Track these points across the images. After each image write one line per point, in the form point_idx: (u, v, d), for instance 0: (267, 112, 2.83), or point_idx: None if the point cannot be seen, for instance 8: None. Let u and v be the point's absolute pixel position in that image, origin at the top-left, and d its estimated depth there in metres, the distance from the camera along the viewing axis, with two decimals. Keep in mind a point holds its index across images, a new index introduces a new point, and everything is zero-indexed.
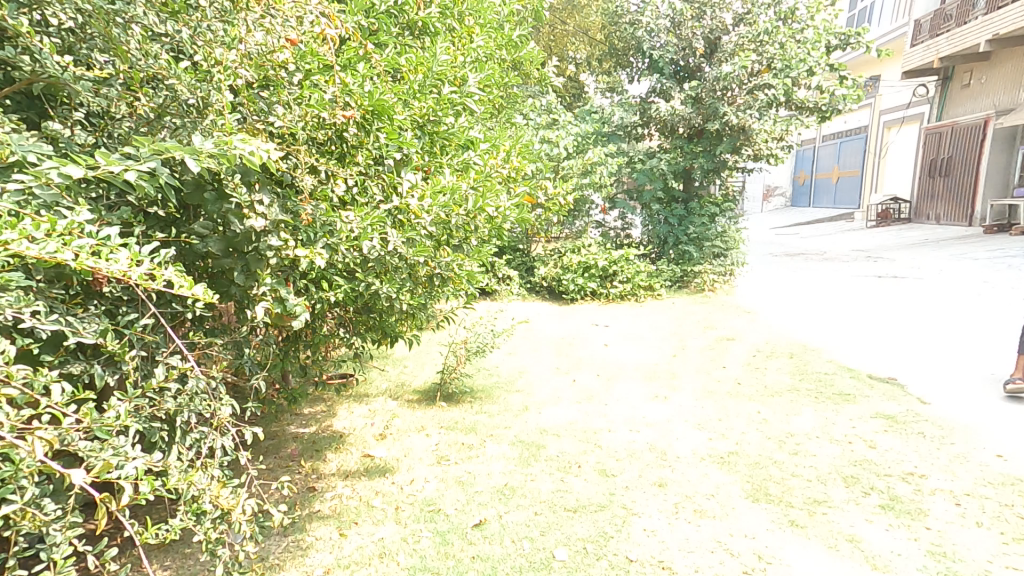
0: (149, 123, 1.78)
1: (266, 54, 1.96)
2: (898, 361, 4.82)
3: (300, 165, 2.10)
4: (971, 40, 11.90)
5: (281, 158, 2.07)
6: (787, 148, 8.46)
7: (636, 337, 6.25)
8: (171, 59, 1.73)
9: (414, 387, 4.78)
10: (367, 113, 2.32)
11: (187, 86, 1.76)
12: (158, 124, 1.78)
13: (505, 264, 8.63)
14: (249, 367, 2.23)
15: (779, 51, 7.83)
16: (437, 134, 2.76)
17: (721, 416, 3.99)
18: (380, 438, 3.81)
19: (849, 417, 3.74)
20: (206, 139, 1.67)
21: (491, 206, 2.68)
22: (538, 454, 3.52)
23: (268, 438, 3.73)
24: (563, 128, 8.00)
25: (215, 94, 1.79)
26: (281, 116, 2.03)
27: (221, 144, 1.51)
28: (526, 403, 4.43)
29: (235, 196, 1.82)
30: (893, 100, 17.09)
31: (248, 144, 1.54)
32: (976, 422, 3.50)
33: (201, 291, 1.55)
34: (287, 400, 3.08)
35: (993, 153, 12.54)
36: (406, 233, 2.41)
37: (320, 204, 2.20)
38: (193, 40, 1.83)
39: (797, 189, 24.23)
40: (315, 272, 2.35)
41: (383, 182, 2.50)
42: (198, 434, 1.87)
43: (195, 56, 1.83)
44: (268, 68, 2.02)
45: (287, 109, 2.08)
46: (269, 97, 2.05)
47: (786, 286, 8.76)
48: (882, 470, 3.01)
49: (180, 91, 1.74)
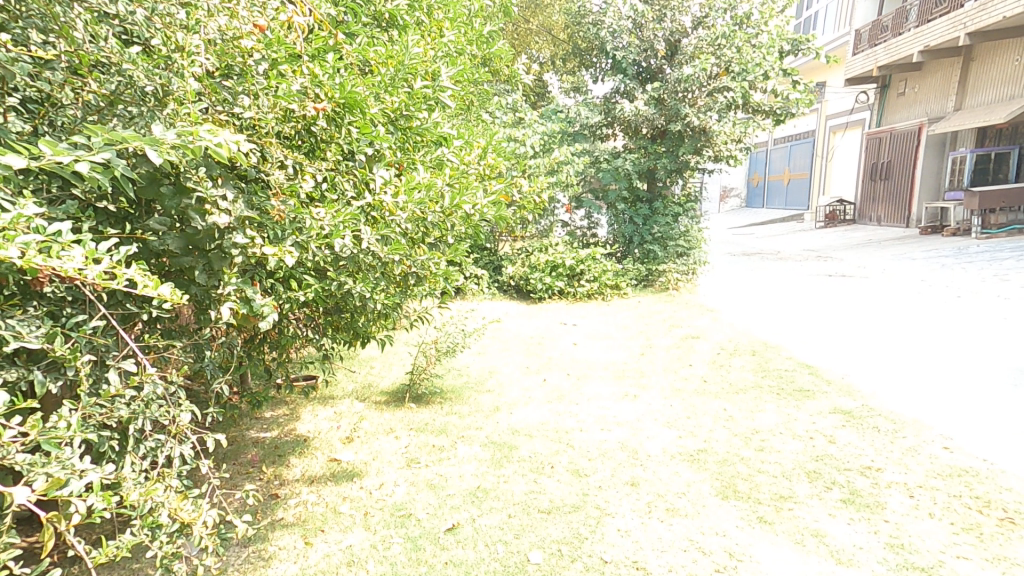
0: (99, 111, 1.64)
1: (233, 41, 1.87)
2: (849, 357, 5.04)
3: (269, 159, 2.01)
4: (904, 51, 12.55)
5: (249, 152, 1.97)
6: (745, 150, 8.68)
7: (604, 336, 6.31)
8: (123, 42, 1.60)
9: (382, 388, 4.68)
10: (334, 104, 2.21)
11: (144, 72, 1.63)
12: (110, 112, 1.64)
13: (473, 263, 8.57)
14: (211, 371, 2.10)
15: (736, 55, 8.03)
16: (409, 129, 2.71)
17: (689, 414, 4.07)
18: (347, 441, 3.70)
19: (809, 413, 3.87)
20: (165, 129, 1.54)
21: (468, 203, 2.62)
22: (510, 456, 3.50)
23: (227, 445, 3.56)
24: (529, 127, 8.03)
25: (177, 82, 1.67)
26: (250, 108, 1.93)
27: (186, 132, 1.40)
28: (497, 403, 4.40)
29: (199, 190, 1.73)
30: (838, 106, 17.85)
31: (216, 135, 1.42)
32: (923, 415, 3.68)
33: (168, 292, 1.44)
34: (250, 405, 2.94)
35: (927, 159, 13.27)
36: (380, 231, 2.37)
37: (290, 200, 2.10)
38: (150, 21, 1.70)
39: (752, 191, 25.06)
40: (286, 270, 2.27)
41: (355, 178, 2.42)
42: (154, 443, 1.74)
43: (151, 40, 1.70)
44: (234, 55, 1.92)
45: (254, 100, 1.97)
46: (234, 86, 1.93)
47: (746, 284, 9.02)
48: (842, 464, 3.12)
49: (136, 78, 1.62)
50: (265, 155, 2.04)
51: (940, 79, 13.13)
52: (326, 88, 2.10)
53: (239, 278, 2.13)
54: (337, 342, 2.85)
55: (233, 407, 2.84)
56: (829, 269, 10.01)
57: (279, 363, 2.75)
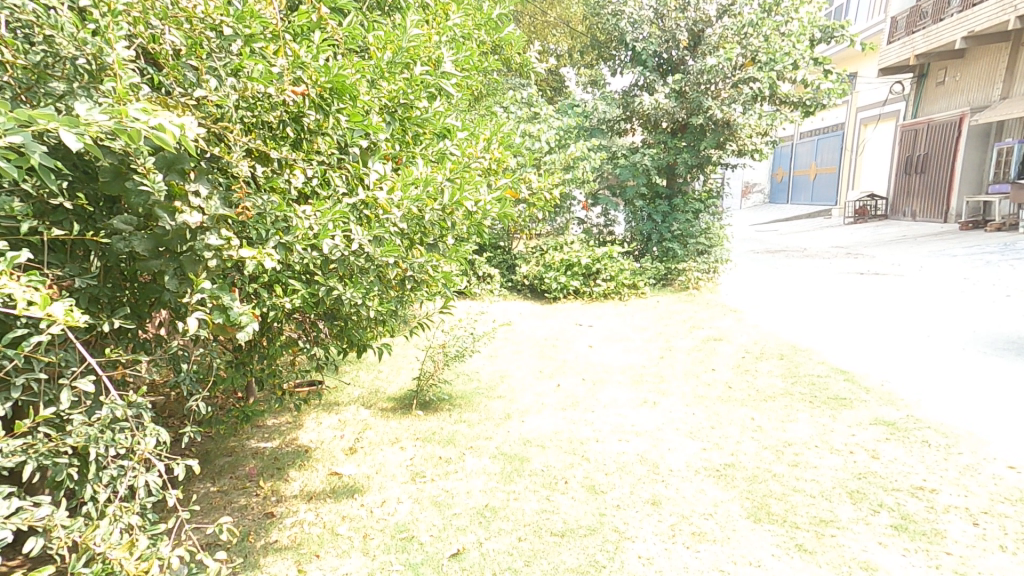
0: (30, 89, 1.44)
1: (184, 9, 1.68)
2: (886, 362, 4.73)
3: (235, 148, 1.79)
4: (945, 38, 12.00)
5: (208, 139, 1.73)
6: (771, 144, 8.31)
7: (621, 337, 6.04)
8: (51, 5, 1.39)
9: (389, 394, 4.49)
10: (319, 90, 2.00)
11: (71, 41, 1.42)
12: (40, 91, 1.43)
13: (485, 262, 8.35)
14: (189, 385, 1.91)
15: (763, 44, 7.71)
16: (408, 119, 2.52)
17: (713, 423, 3.80)
18: (350, 452, 3.51)
19: (847, 424, 3.57)
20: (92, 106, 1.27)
21: (470, 200, 2.42)
22: (521, 469, 3.28)
23: (224, 456, 3.39)
24: (544, 122, 7.76)
25: (111, 52, 1.44)
26: (219, 90, 1.73)
27: (111, 111, 1.16)
28: (509, 411, 4.19)
29: (148, 183, 1.48)
30: (869, 98, 17.24)
31: (158, 116, 1.19)
32: (976, 428, 3.37)
33: (60, 310, 1.22)
34: (238, 419, 2.73)
35: (967, 151, 12.67)
36: (373, 230, 2.19)
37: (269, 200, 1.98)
38: None
39: (775, 186, 24.39)
40: (271, 274, 2.07)
41: (347, 172, 2.29)
42: (115, 471, 1.53)
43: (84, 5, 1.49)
44: (187, 24, 1.71)
45: (219, 81, 1.76)
46: (197, 66, 1.73)
47: (770, 283, 8.65)
48: (889, 483, 2.82)
49: (61, 47, 1.40)
50: (233, 145, 1.82)
51: (985, 67, 12.54)
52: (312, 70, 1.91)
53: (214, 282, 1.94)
54: (333, 353, 2.65)
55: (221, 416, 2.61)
56: (859, 266, 9.57)
57: (271, 376, 2.55)
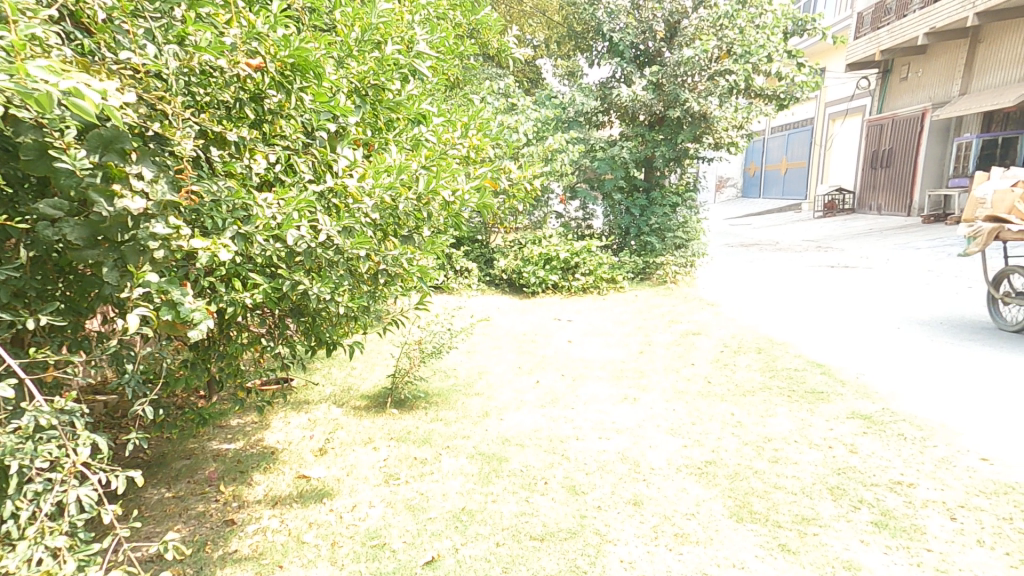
0: None
1: None
2: (861, 354, 4.75)
3: (180, 125, 1.61)
4: (909, 34, 12.27)
5: (147, 115, 1.56)
6: (747, 137, 8.35)
7: (600, 332, 5.99)
8: None
9: (362, 392, 4.34)
10: (279, 65, 1.84)
11: None
12: None
13: (463, 256, 8.20)
14: (134, 388, 1.74)
15: (739, 36, 7.75)
16: (380, 102, 2.38)
17: (694, 419, 3.76)
18: (319, 454, 3.35)
19: (825, 418, 3.56)
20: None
21: (447, 188, 2.29)
22: (500, 470, 3.18)
23: (183, 459, 3.19)
24: (521, 113, 7.63)
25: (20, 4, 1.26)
26: (159, 58, 1.56)
27: (9, 70, 1.00)
28: (487, 408, 4.08)
29: (67, 160, 1.31)
30: (837, 93, 17.55)
31: (68, 77, 1.02)
32: (950, 420, 3.37)
33: None
34: (194, 422, 2.46)
35: (929, 146, 13.01)
36: (342, 220, 2.05)
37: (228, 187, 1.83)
38: None
39: (748, 181, 24.73)
40: (230, 268, 1.91)
41: (314, 159, 2.16)
42: (40, 486, 1.36)
43: None
44: None
45: (160, 50, 1.59)
46: (132, 29, 1.56)
47: (746, 277, 8.71)
48: (867, 478, 2.80)
49: None
50: (180, 122, 1.66)
51: (945, 63, 12.81)
52: (268, 39, 1.75)
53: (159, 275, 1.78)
54: (301, 351, 2.47)
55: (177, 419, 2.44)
56: (830, 260, 9.72)
57: (232, 377, 2.36)
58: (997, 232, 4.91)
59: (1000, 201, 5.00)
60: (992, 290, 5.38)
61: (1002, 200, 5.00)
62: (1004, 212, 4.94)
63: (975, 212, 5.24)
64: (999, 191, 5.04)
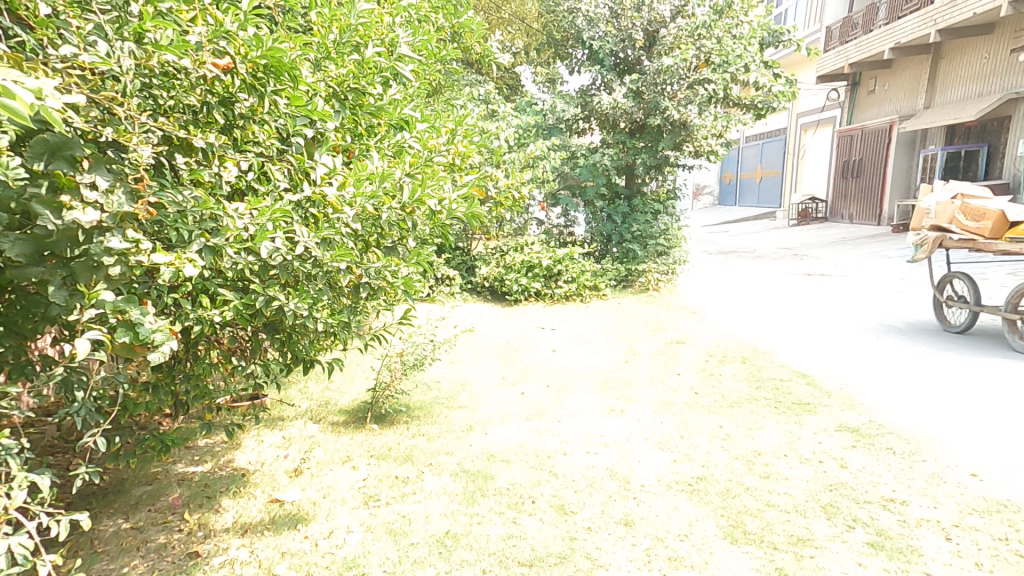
0: None
1: None
2: (843, 364, 4.76)
3: (135, 130, 1.47)
4: (875, 48, 12.53)
5: (96, 118, 1.42)
6: (726, 145, 8.39)
7: (585, 341, 5.92)
8: None
9: (340, 406, 4.17)
10: (251, 66, 1.73)
11: None
12: None
13: (444, 264, 8.05)
14: (85, 418, 1.57)
15: (716, 46, 7.79)
16: (361, 107, 2.26)
17: (683, 432, 3.69)
18: (294, 475, 3.18)
19: (814, 431, 3.52)
20: None
21: (433, 197, 2.16)
22: (485, 489, 3.06)
23: (143, 485, 2.98)
24: (503, 119, 7.55)
25: None
26: (111, 57, 1.42)
27: None
28: (471, 422, 3.96)
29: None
30: (809, 104, 17.94)
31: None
32: (936, 432, 3.36)
33: None
34: (155, 449, 2.21)
35: (896, 157, 13.32)
36: (321, 232, 1.91)
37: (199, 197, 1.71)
38: None
39: (724, 188, 25.10)
40: (197, 283, 1.76)
41: (290, 166, 2.04)
42: None
43: None
44: None
45: (115, 47, 1.45)
46: (82, 25, 1.41)
47: (727, 284, 8.76)
48: (860, 495, 2.76)
49: None
50: (137, 128, 1.52)
51: (909, 77, 13.16)
52: (236, 38, 1.62)
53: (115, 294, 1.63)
54: (278, 372, 2.31)
55: (138, 445, 2.24)
56: (807, 267, 9.86)
57: (201, 401, 2.18)
58: (939, 241, 5.34)
59: (942, 210, 5.39)
60: (939, 293, 5.76)
61: (943, 210, 5.40)
62: (945, 222, 5.33)
63: (924, 221, 5.68)
64: (941, 201, 5.45)
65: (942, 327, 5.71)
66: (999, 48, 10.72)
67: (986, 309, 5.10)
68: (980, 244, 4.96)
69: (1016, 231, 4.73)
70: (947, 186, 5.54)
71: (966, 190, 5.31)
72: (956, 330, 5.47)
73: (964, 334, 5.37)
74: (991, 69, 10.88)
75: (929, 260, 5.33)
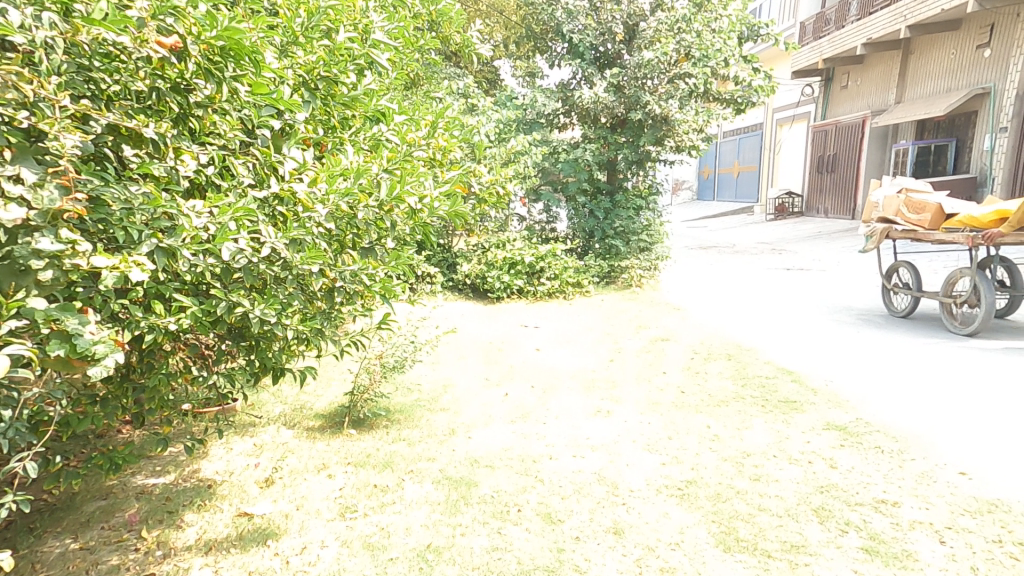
0: None
1: None
2: (827, 359, 4.74)
3: (60, 116, 1.32)
4: (848, 43, 12.65)
5: (14, 102, 1.26)
6: (707, 140, 8.35)
7: (569, 339, 5.82)
8: None
9: (316, 411, 4.00)
10: (206, 48, 1.57)
11: None
12: None
13: (424, 261, 7.87)
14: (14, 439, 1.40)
15: (696, 40, 7.73)
16: (333, 97, 2.10)
17: (670, 433, 3.62)
18: (264, 486, 3.01)
19: (802, 430, 3.48)
20: None
21: (413, 194, 2.01)
22: (468, 497, 2.95)
23: (98, 500, 2.79)
24: (482, 114, 7.39)
25: None
26: (29, 31, 1.25)
27: None
28: (453, 425, 3.83)
29: None
30: (785, 100, 18.14)
31: None
32: (923, 429, 3.33)
33: None
34: (105, 468, 2.03)
35: (869, 152, 13.50)
36: (290, 232, 1.75)
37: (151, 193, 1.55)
38: None
39: (703, 184, 25.28)
40: (149, 288, 1.58)
41: (255, 161, 1.88)
42: None
43: None
44: None
45: (38, 22, 1.30)
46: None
47: (709, 280, 8.76)
48: (851, 497, 2.71)
49: None
50: (61, 112, 1.36)
51: (881, 73, 13.35)
52: (186, 14, 1.45)
53: (52, 301, 1.45)
54: (244, 380, 2.13)
55: (84, 465, 2.05)
56: (786, 262, 9.92)
57: (157, 415, 2.00)
58: (885, 231, 5.87)
59: (889, 204, 5.95)
60: (886, 281, 6.26)
61: (890, 203, 5.96)
62: (891, 214, 5.88)
63: (873, 213, 6.24)
64: (888, 195, 6.01)
65: (888, 312, 6.21)
66: (966, 44, 10.93)
67: (926, 295, 5.61)
68: (922, 234, 5.51)
69: (950, 223, 5.29)
70: (893, 182, 6.09)
71: (909, 186, 5.88)
72: (900, 314, 5.98)
73: (907, 318, 5.87)
74: (960, 65, 11.06)
75: (878, 250, 5.84)
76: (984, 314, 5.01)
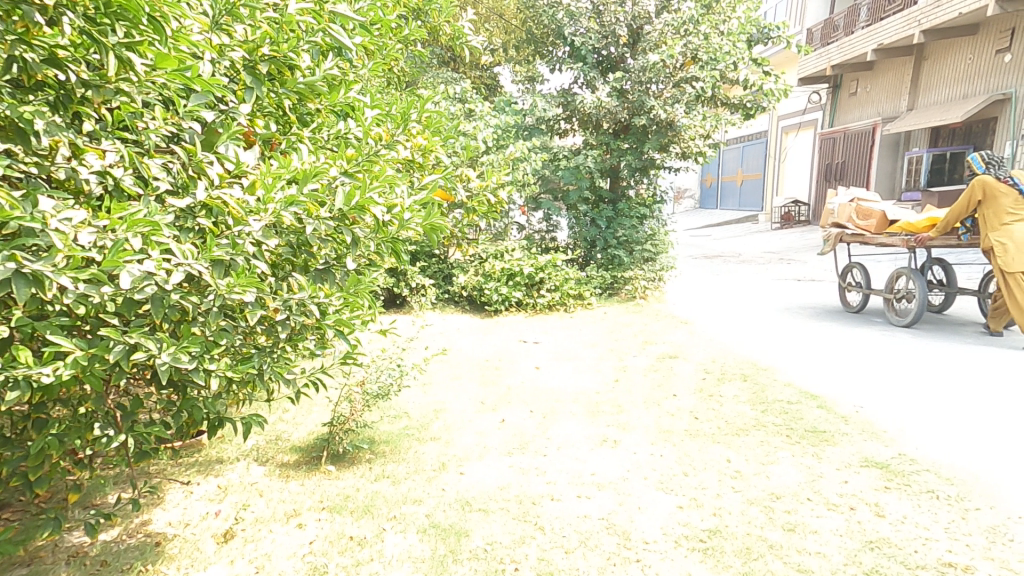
0: None
1: None
2: (852, 380, 4.33)
3: None
4: (858, 49, 12.36)
5: None
6: (714, 147, 8.01)
7: (570, 356, 5.41)
8: None
9: (293, 444, 3.59)
10: None
11: None
12: None
13: (418, 272, 7.47)
14: None
15: (703, 43, 7.39)
16: (287, 84, 1.82)
17: (687, 468, 3.21)
18: (223, 542, 2.59)
19: (836, 466, 3.07)
20: None
21: (378, 199, 1.69)
22: (458, 551, 2.53)
23: (20, 566, 2.36)
24: (480, 119, 7.03)
25: None
26: None
27: None
28: (443, 458, 3.43)
29: None
30: (790, 107, 17.89)
31: None
32: (974, 467, 2.94)
33: None
34: None
35: (880, 160, 13.14)
36: (213, 253, 1.47)
37: (26, 201, 1.25)
38: None
39: (704, 192, 24.98)
40: (25, 327, 1.28)
41: (178, 161, 1.59)
42: None
43: None
44: None
45: None
46: None
47: (716, 291, 8.37)
48: (909, 558, 2.32)
49: None
50: None
51: (891, 79, 13.05)
52: None
53: None
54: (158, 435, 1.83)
55: None
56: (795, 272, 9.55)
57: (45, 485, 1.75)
58: (839, 236, 6.20)
59: (842, 211, 6.22)
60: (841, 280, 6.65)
61: (843, 211, 6.24)
62: (844, 221, 6.17)
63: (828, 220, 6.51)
64: (841, 203, 6.31)
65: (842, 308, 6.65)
66: (984, 49, 10.61)
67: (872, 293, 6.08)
68: (868, 239, 5.85)
69: (893, 229, 5.64)
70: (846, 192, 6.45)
71: (860, 194, 6.23)
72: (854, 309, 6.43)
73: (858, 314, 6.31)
74: (977, 70, 10.76)
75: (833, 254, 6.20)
76: (918, 307, 5.45)
